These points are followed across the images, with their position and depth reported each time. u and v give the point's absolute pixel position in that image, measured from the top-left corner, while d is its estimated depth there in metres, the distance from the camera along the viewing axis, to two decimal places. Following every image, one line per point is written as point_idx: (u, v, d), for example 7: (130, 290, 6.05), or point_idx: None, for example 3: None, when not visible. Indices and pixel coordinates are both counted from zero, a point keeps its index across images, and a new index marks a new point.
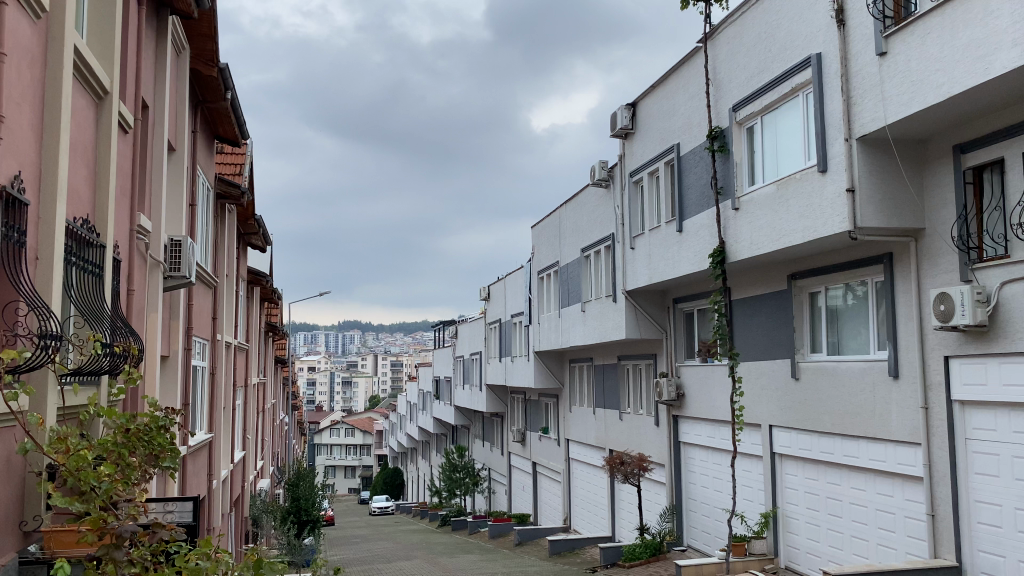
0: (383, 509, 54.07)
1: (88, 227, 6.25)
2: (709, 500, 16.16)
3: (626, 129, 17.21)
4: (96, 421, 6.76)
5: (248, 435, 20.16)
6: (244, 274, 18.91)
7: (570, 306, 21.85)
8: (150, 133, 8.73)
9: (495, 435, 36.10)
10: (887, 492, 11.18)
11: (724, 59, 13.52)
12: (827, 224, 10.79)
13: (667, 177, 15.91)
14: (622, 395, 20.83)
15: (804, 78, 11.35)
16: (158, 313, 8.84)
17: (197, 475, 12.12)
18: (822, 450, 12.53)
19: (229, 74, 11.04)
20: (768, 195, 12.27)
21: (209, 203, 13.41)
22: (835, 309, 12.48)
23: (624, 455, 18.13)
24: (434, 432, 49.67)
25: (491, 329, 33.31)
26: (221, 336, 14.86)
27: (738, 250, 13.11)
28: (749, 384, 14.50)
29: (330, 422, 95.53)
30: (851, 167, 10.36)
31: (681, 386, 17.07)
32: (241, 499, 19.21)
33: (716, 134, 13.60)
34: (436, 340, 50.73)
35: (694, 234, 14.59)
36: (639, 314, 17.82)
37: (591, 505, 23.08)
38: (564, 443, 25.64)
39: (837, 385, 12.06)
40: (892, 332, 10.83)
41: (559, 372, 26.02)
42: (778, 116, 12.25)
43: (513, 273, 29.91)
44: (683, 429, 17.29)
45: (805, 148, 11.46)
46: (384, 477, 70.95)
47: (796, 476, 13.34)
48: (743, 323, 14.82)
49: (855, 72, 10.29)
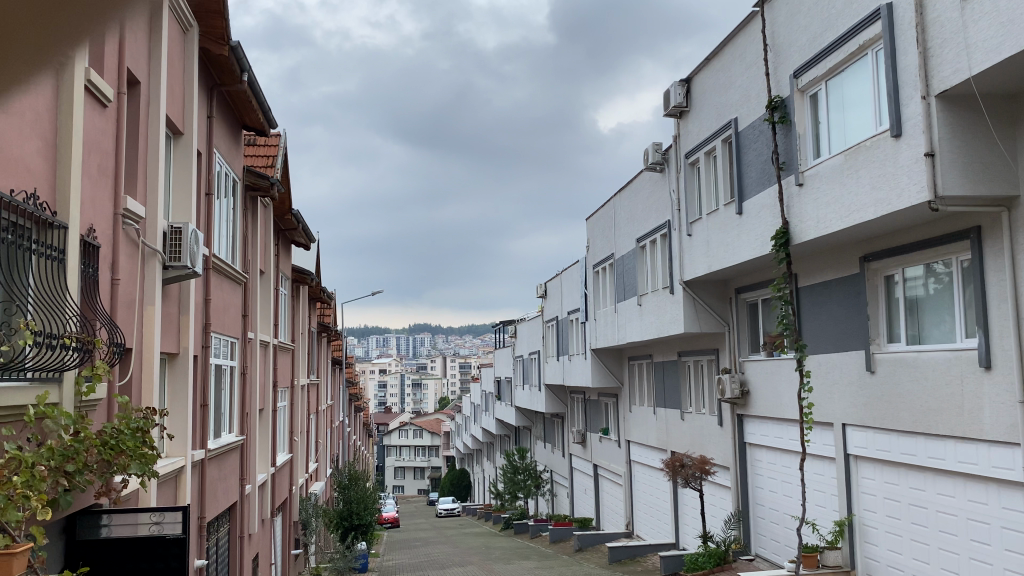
0: (449, 511, 53.45)
1: (41, 205, 5.60)
2: (778, 506, 14.87)
3: (680, 107, 16.03)
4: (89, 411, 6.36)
5: (295, 437, 19.67)
6: (286, 273, 18.49)
7: (627, 300, 20.73)
8: (144, 112, 8.02)
9: (557, 437, 35.03)
10: (981, 499, 9.82)
11: (782, 22, 12.32)
12: (903, 195, 9.53)
13: (724, 156, 14.71)
14: (683, 393, 19.59)
15: (873, 33, 10.08)
16: (156, 305, 8.05)
17: (223, 483, 11.53)
18: (903, 452, 11.19)
19: (243, 53, 10.34)
20: (835, 167, 11.02)
21: (235, 194, 12.89)
22: (915, 298, 11.10)
23: (686, 457, 16.96)
24: (497, 433, 48.86)
25: (548, 328, 32.35)
26: (256, 335, 14.34)
27: (803, 230, 11.87)
28: (819, 379, 13.19)
29: (399, 423, 96.20)
30: (930, 128, 9.06)
31: (745, 383, 15.80)
32: (287, 503, 18.68)
33: (776, 104, 12.37)
34: (497, 340, 50.12)
35: (754, 216, 13.37)
36: (699, 306, 16.59)
37: (654, 510, 21.85)
38: (625, 445, 24.50)
39: (918, 378, 10.70)
40: (983, 319, 9.47)
41: (618, 371, 24.89)
42: (845, 78, 10.98)
43: (569, 268, 28.89)
44: (748, 429, 16.03)
45: (876, 111, 10.21)
46: (450, 477, 70.54)
47: (874, 481, 12.01)
48: (812, 313, 13.49)
49: (933, 20, 9.01)
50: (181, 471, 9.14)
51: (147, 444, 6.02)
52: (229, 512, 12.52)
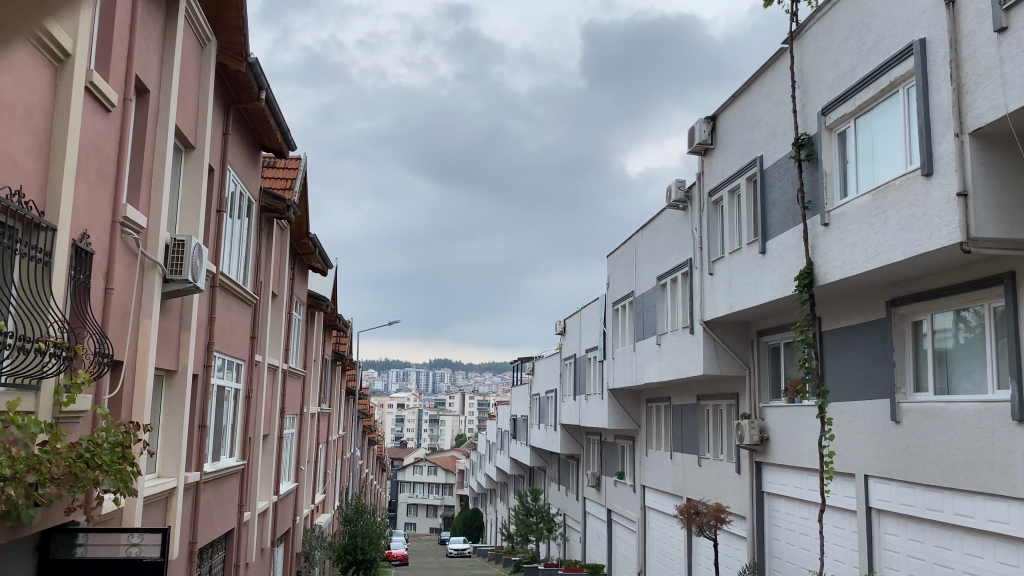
0: (460, 551, 52.47)
1: (28, 204, 5.38)
2: (796, 559, 14.24)
3: (705, 144, 15.77)
4: (69, 423, 6.08)
5: (302, 466, 19.32)
6: (301, 298, 18.31)
7: (646, 339, 20.32)
8: (151, 123, 7.85)
9: (571, 480, 34.32)
10: (1013, 561, 9.26)
11: (812, 59, 12.06)
12: (933, 236, 9.13)
13: (749, 194, 14.38)
14: (701, 438, 19.03)
15: (905, 69, 9.78)
16: (153, 319, 7.79)
17: (218, 509, 11.19)
18: (929, 507, 10.63)
19: (260, 70, 10.25)
20: (862, 207, 10.66)
21: (249, 214, 12.76)
22: (944, 350, 10.61)
23: (701, 504, 16.38)
24: (511, 473, 48.08)
25: (566, 366, 31.89)
26: (264, 359, 14.10)
27: (828, 271, 11.46)
28: (841, 428, 12.66)
29: (414, 459, 95.42)
30: (963, 167, 8.69)
31: (765, 429, 15.26)
32: (290, 534, 18.28)
33: (803, 142, 12.05)
34: (515, 378, 49.61)
35: (778, 256, 12.98)
36: (719, 347, 16.16)
37: (667, 558, 21.15)
38: (640, 490, 23.87)
39: (945, 429, 10.17)
40: (1016, 369, 8.99)
41: (635, 413, 24.35)
42: (875, 116, 10.65)
43: (588, 306, 28.50)
44: (767, 477, 15.45)
45: (906, 150, 9.87)
46: (463, 517, 69.55)
47: (897, 537, 11.43)
48: (835, 359, 13.01)
49: (968, 56, 8.69)
50: (171, 493, 8.84)
51: (123, 460, 5.71)
52: (225, 539, 12.16)
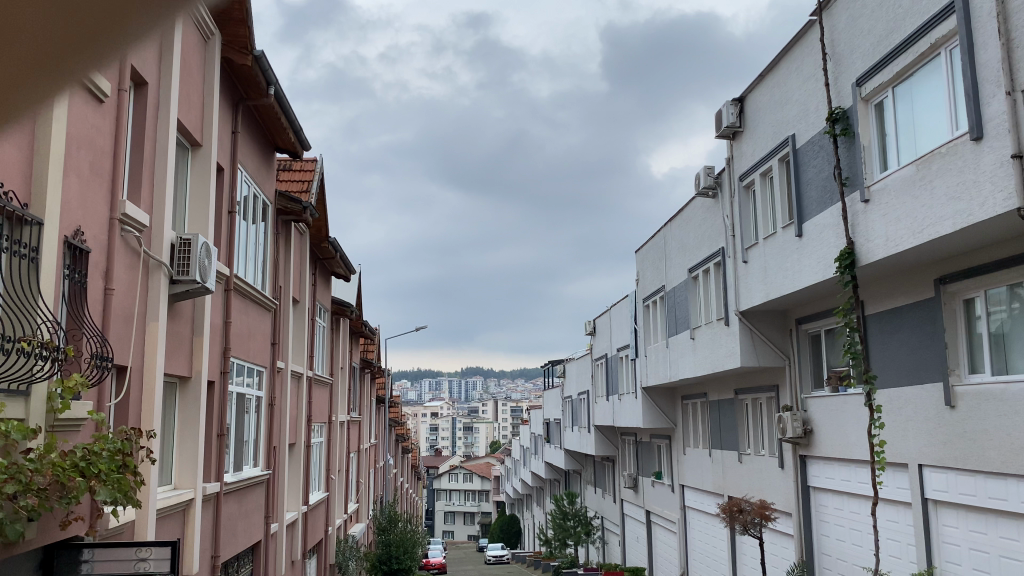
0: (497, 558, 51.97)
1: (11, 196, 5.01)
2: (846, 556, 13.62)
3: (734, 127, 15.18)
4: (72, 433, 5.71)
5: (333, 475, 18.97)
6: (324, 304, 17.99)
7: (679, 334, 19.71)
8: (151, 116, 7.50)
9: (608, 482, 33.72)
10: None
11: (843, 29, 11.46)
12: (986, 204, 8.51)
13: (782, 175, 13.78)
14: (741, 433, 18.41)
15: (946, 30, 9.17)
16: (160, 321, 7.41)
17: (243, 519, 10.85)
18: (992, 496, 9.94)
19: (267, 63, 9.88)
20: (905, 179, 10.04)
21: (265, 217, 12.45)
22: (1000, 330, 9.93)
23: (744, 502, 15.72)
24: (547, 477, 47.53)
25: (598, 366, 31.29)
26: (287, 366, 13.75)
27: (871, 250, 10.85)
28: (891, 415, 12.00)
29: (449, 467, 95.21)
30: (1017, 127, 8.07)
31: (808, 421, 14.58)
32: (322, 545, 17.92)
33: (838, 116, 11.46)
34: (548, 381, 49.05)
35: (816, 237, 12.35)
36: (756, 338, 15.58)
37: (710, 559, 20.50)
38: (678, 490, 23.25)
39: (1004, 411, 9.51)
40: None
41: (671, 412, 23.74)
42: (915, 83, 10.04)
43: (618, 304, 27.91)
44: (812, 471, 14.79)
45: (950, 115, 9.24)
46: (500, 524, 69.02)
47: (958, 529, 10.75)
48: (881, 343, 12.36)
49: (1016, 8, 8.09)
50: (189, 504, 8.47)
51: (121, 469, 5.35)
52: (252, 551, 11.78)
